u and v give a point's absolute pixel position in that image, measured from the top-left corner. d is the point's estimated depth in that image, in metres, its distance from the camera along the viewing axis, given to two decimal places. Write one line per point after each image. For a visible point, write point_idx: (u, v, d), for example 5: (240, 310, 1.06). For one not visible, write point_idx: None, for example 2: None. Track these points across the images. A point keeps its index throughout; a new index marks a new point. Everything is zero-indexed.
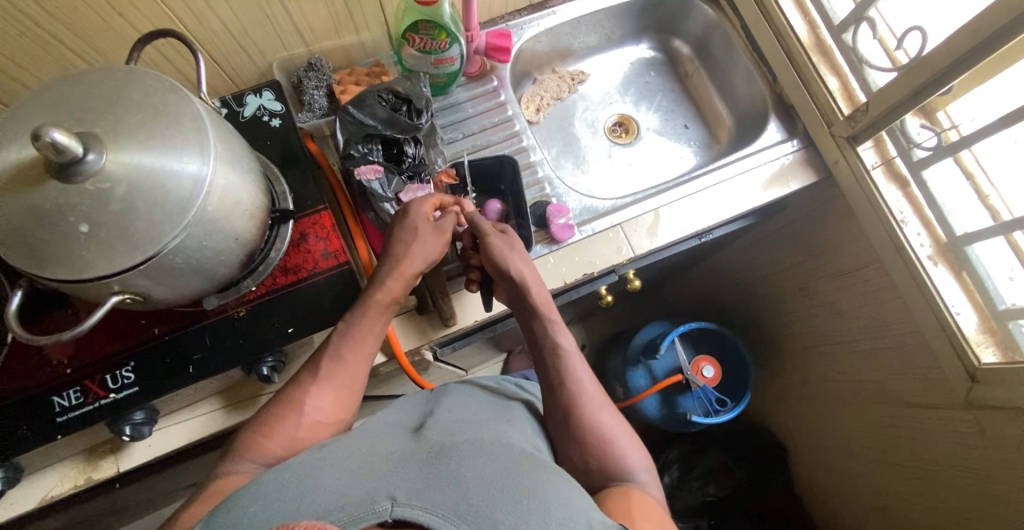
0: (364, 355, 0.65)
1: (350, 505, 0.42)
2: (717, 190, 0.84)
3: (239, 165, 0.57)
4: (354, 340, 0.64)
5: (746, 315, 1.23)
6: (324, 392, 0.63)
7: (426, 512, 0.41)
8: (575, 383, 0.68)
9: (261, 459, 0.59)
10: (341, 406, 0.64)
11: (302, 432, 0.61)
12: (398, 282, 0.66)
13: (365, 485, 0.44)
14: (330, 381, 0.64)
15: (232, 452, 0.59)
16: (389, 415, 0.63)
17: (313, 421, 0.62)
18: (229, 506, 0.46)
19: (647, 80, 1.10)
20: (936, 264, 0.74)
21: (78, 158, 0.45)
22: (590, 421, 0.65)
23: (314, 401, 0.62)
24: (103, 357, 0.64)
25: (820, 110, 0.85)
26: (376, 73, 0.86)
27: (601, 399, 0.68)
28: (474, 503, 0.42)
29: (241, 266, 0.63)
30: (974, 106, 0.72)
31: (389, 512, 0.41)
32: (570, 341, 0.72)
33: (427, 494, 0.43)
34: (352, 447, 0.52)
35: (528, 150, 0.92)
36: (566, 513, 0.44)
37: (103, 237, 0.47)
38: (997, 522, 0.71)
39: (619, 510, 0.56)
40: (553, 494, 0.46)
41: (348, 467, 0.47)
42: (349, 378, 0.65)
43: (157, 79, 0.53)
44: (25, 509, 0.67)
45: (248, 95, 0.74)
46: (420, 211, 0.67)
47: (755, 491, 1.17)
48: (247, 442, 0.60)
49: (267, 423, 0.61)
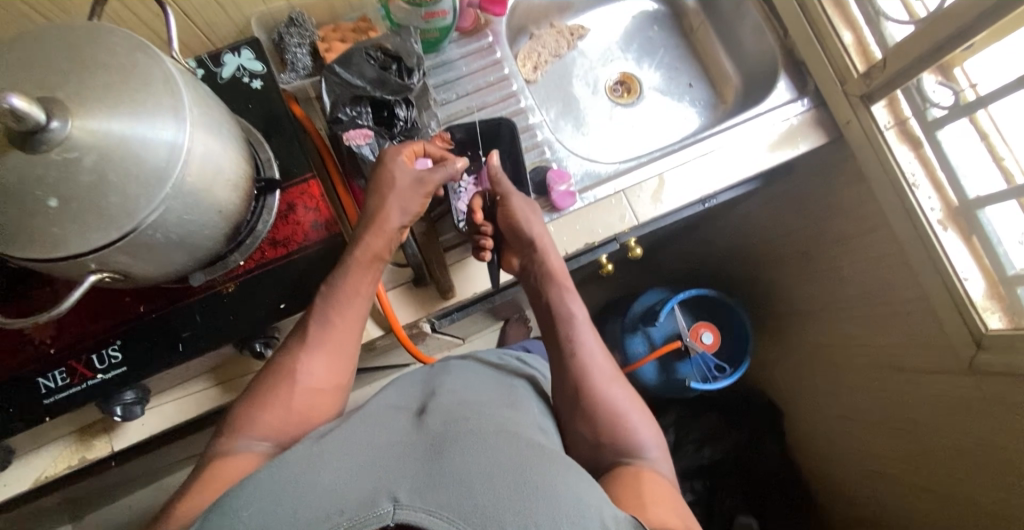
0: (354, 317, 0.63)
1: (350, 509, 0.42)
2: (723, 153, 0.80)
3: (219, 131, 0.53)
4: (342, 302, 0.62)
5: (746, 280, 1.22)
6: (318, 359, 0.62)
7: (429, 515, 0.41)
8: (586, 351, 0.68)
9: (260, 434, 0.58)
10: (333, 371, 0.63)
11: (299, 402, 0.60)
12: (382, 239, 0.63)
13: (365, 485, 0.44)
14: (320, 346, 0.62)
15: (229, 428, 0.58)
16: (387, 399, 0.63)
17: (307, 389, 0.61)
18: (230, 502, 0.45)
19: (650, 35, 1.04)
20: (946, 228, 0.72)
21: (41, 126, 0.41)
22: (599, 396, 0.65)
23: (307, 367, 0.61)
24: (88, 336, 0.61)
25: (833, 66, 0.80)
26: (362, 28, 0.79)
27: (613, 373, 0.67)
28: (479, 504, 0.42)
29: (227, 240, 0.59)
30: (996, 62, 0.68)
31: (391, 515, 0.41)
32: (581, 309, 0.72)
33: (429, 495, 0.43)
34: (350, 439, 0.51)
35: (527, 112, 0.87)
36: (573, 505, 0.44)
37: (74, 212, 0.44)
38: (992, 483, 0.73)
39: (630, 498, 0.55)
40: (560, 484, 0.46)
41: (348, 463, 0.47)
42: (341, 343, 0.63)
43: (123, 36, 0.48)
44: (20, 490, 0.66)
45: (226, 55, 0.69)
46: (397, 160, 0.64)
47: (750, 452, 1.20)
48: (243, 418, 0.59)
49: (264, 395, 0.60)
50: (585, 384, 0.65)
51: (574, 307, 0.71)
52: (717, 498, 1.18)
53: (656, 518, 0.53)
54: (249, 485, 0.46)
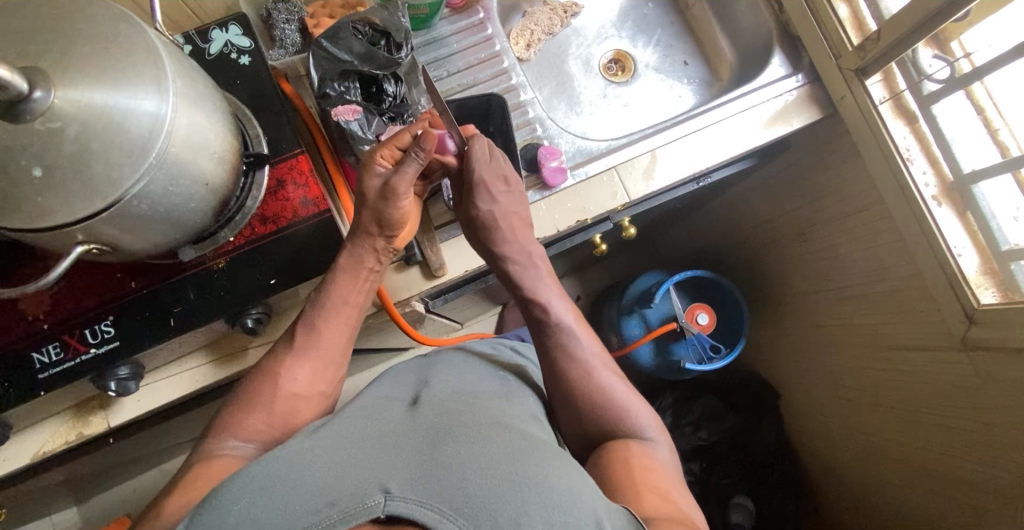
0: (340, 326, 0.65)
1: (341, 501, 0.42)
2: (716, 129, 0.80)
3: (204, 104, 0.53)
4: (327, 311, 0.64)
5: (742, 263, 1.22)
6: (301, 364, 0.63)
7: (417, 505, 0.42)
8: (569, 351, 0.68)
9: (246, 436, 0.59)
10: (318, 379, 0.64)
11: (281, 407, 0.62)
12: (376, 252, 0.64)
13: (355, 475, 0.45)
14: (306, 355, 0.64)
15: (218, 429, 0.60)
16: (379, 389, 0.64)
17: (290, 394, 0.62)
18: (213, 498, 0.45)
19: (645, 12, 1.03)
20: (941, 204, 0.72)
21: (23, 96, 0.41)
22: (599, 388, 0.66)
23: (290, 373, 0.63)
24: (80, 310, 0.62)
25: (828, 41, 0.79)
26: (351, 4, 0.78)
27: (602, 361, 0.69)
28: (469, 492, 0.44)
29: (215, 215, 0.60)
30: (991, 32, 0.67)
31: (382, 506, 0.42)
32: (559, 302, 0.70)
33: (421, 487, 0.44)
34: (344, 432, 0.52)
35: (518, 89, 0.87)
36: (560, 496, 0.45)
37: (58, 181, 0.44)
38: (989, 460, 0.72)
39: (624, 487, 0.55)
40: (548, 476, 0.47)
41: (336, 456, 0.48)
42: (327, 349, 0.65)
43: (105, 6, 0.47)
44: (19, 465, 0.67)
45: (213, 30, 0.69)
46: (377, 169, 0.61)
47: (744, 433, 1.21)
48: (230, 421, 0.60)
49: (251, 398, 0.62)
50: (571, 374, 0.66)
51: (553, 302, 0.70)
52: (712, 478, 1.20)
53: (649, 505, 0.53)
54: (239, 476, 0.46)
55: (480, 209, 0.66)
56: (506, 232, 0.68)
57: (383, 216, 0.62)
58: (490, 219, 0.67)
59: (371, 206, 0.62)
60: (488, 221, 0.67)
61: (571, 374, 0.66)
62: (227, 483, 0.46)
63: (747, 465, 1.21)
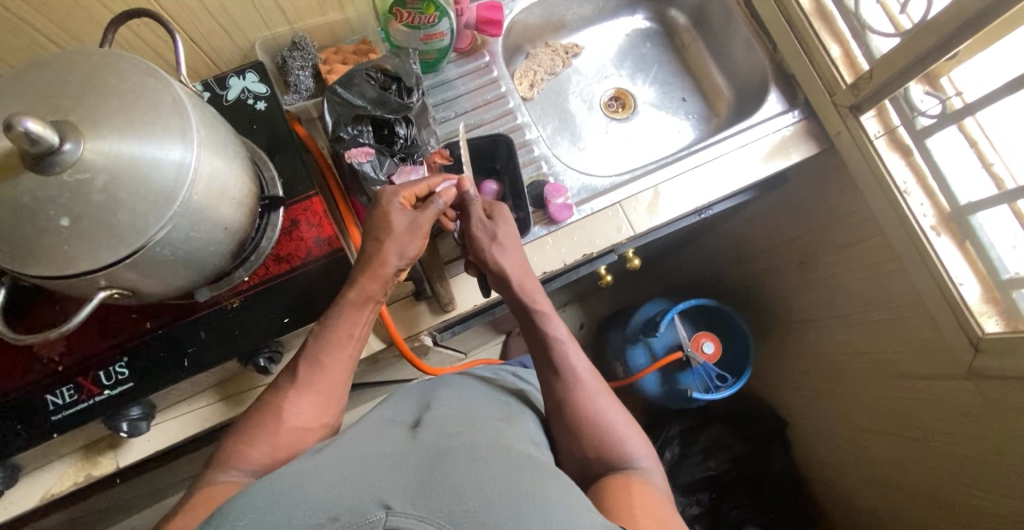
0: (344, 358, 0.64)
1: (343, 515, 0.41)
2: (717, 164, 0.82)
3: (225, 151, 0.55)
4: (332, 342, 0.63)
5: (745, 292, 1.23)
6: (305, 398, 0.62)
7: (419, 521, 0.41)
8: (575, 376, 0.68)
9: (245, 467, 0.58)
10: (321, 411, 0.63)
11: (286, 438, 0.60)
12: (383, 283, 0.64)
13: (358, 493, 0.44)
14: (308, 387, 0.63)
15: (218, 460, 0.58)
16: (384, 413, 0.63)
17: (294, 428, 0.61)
18: (213, 520, 0.45)
19: (643, 52, 1.07)
20: (940, 234, 0.73)
21: (54, 148, 0.43)
22: (594, 415, 0.65)
23: (294, 406, 0.61)
24: (95, 353, 0.63)
25: (822, 79, 0.82)
26: (363, 50, 0.82)
27: (600, 384, 0.69)
28: (466, 509, 0.43)
29: (232, 256, 0.61)
30: (980, 72, 0.70)
31: (383, 521, 0.41)
32: (561, 327, 0.72)
33: (421, 502, 0.43)
34: (344, 455, 0.51)
35: (524, 128, 0.90)
36: (562, 516, 0.45)
37: (85, 229, 0.45)
38: (1006, 492, 0.71)
39: (619, 508, 0.54)
40: (550, 497, 0.47)
41: (342, 476, 0.47)
42: (328, 384, 0.64)
43: (134, 62, 0.50)
44: (26, 508, 0.67)
45: (231, 78, 0.71)
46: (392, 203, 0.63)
47: (755, 461, 1.19)
48: (232, 452, 0.59)
49: (253, 429, 0.60)
50: (570, 397, 0.67)
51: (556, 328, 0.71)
52: (724, 508, 1.18)
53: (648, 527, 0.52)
54: (238, 502, 0.46)
55: (507, 237, 0.69)
56: (520, 263, 0.69)
57: (404, 249, 0.63)
58: (508, 248, 0.69)
59: (396, 240, 0.63)
60: (507, 248, 0.69)
61: (576, 400, 0.66)
62: (226, 508, 0.46)
63: (761, 495, 1.18)
